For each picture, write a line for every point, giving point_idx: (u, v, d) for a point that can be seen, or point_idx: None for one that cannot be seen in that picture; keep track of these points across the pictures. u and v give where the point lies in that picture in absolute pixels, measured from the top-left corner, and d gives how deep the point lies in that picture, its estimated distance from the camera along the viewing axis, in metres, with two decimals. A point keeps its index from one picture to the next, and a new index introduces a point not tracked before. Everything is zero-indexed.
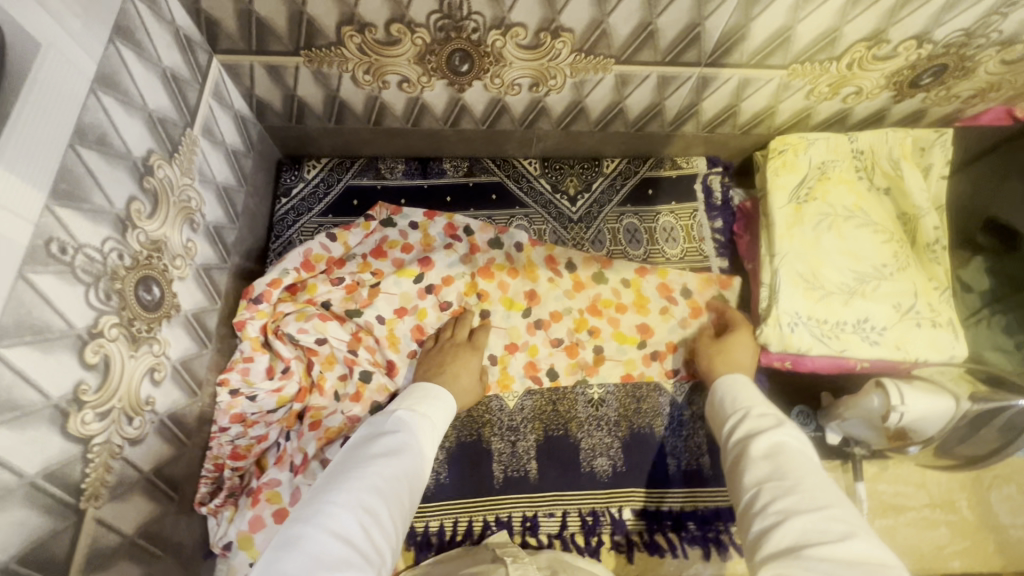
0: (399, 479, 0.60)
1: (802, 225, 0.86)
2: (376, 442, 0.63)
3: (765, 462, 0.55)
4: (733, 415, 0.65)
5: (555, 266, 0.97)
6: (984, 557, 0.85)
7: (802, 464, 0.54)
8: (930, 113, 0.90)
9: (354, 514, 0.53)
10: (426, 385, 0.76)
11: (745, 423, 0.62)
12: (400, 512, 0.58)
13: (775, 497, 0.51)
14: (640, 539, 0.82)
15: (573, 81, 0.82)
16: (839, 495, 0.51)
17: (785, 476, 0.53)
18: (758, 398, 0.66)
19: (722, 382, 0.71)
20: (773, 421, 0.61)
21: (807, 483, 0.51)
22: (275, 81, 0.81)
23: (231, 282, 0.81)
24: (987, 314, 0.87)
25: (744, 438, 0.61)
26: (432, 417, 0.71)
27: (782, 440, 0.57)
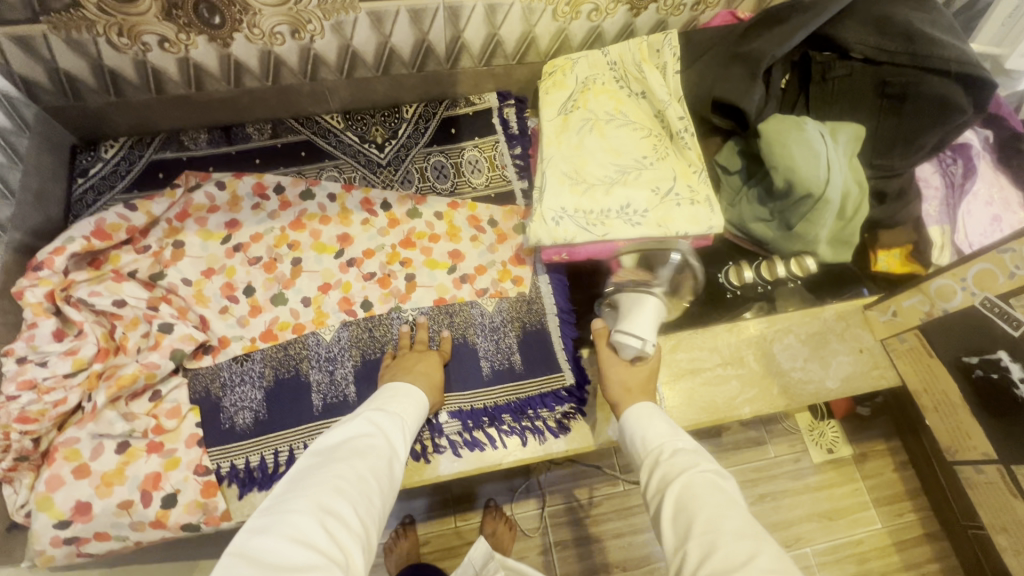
0: (364, 477, 0.62)
1: (567, 132, 0.95)
2: (339, 449, 0.64)
3: (681, 521, 0.59)
4: (649, 459, 0.69)
5: (370, 208, 1.02)
6: (771, 400, 0.95)
7: (707, 505, 0.58)
8: (671, 23, 1.02)
9: (318, 517, 0.55)
10: (396, 384, 0.80)
11: (658, 472, 0.66)
12: (369, 506, 0.60)
13: (700, 557, 0.54)
14: (460, 438, 0.87)
15: (330, 24, 0.87)
16: (765, 539, 0.54)
17: (710, 533, 0.55)
18: (663, 430, 0.72)
19: (628, 420, 0.76)
20: (687, 461, 0.65)
21: (731, 535, 0.54)
22: (29, 54, 0.81)
23: (11, 256, 0.81)
24: (744, 190, 1.01)
25: (662, 485, 0.64)
26: (400, 416, 0.74)
27: (688, 483, 0.62)
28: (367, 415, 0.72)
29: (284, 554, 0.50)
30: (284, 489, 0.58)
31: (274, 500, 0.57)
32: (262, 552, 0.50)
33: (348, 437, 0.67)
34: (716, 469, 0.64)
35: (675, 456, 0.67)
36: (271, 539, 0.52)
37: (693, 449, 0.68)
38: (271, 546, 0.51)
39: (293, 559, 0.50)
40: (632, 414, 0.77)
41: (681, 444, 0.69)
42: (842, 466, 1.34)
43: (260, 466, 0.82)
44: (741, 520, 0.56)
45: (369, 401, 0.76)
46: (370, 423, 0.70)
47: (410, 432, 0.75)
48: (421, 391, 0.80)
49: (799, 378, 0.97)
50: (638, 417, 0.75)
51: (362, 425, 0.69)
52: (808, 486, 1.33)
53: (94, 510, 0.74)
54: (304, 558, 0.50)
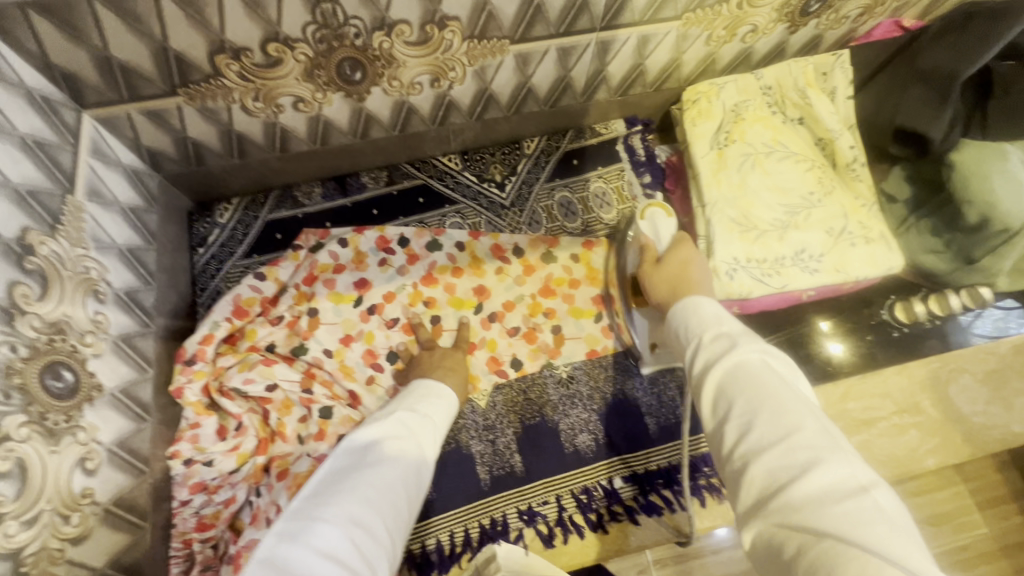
0: (395, 486, 0.56)
1: (726, 169, 0.87)
2: (369, 452, 0.59)
3: (721, 401, 0.50)
4: (689, 345, 0.58)
5: (502, 255, 0.95)
6: (954, 450, 0.89)
7: (755, 380, 0.48)
8: (826, 37, 0.92)
9: (346, 530, 0.49)
10: (425, 382, 0.75)
11: (698, 356, 0.55)
12: (396, 516, 0.55)
13: (740, 436, 0.46)
14: (636, 503, 0.82)
15: (474, 69, 0.79)
16: (808, 409, 0.45)
17: (750, 413, 0.46)
18: (708, 316, 0.59)
19: (673, 314, 0.63)
20: (725, 344, 0.54)
21: (775, 418, 0.45)
22: (159, 126, 0.75)
23: (160, 346, 0.76)
24: (914, 220, 0.91)
25: (702, 369, 0.54)
26: (429, 422, 0.68)
27: (735, 363, 0.51)
28: (383, 415, 0.66)
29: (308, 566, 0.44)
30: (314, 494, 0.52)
31: (303, 503, 0.51)
32: (288, 560, 0.44)
33: (380, 437, 0.61)
34: (761, 344, 0.52)
35: (717, 339, 0.55)
36: (298, 548, 0.45)
37: (738, 331, 0.55)
38: (295, 557, 0.44)
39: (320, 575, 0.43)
40: (678, 308, 0.63)
41: (726, 328, 0.56)
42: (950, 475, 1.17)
43: (437, 547, 0.79)
44: (787, 394, 0.46)
45: (395, 401, 0.70)
46: (401, 424, 0.64)
47: (437, 437, 0.69)
48: (452, 397, 0.74)
49: (982, 424, 0.90)
50: (685, 309, 0.62)
51: (390, 429, 0.63)
52: (909, 491, 1.14)
53: None
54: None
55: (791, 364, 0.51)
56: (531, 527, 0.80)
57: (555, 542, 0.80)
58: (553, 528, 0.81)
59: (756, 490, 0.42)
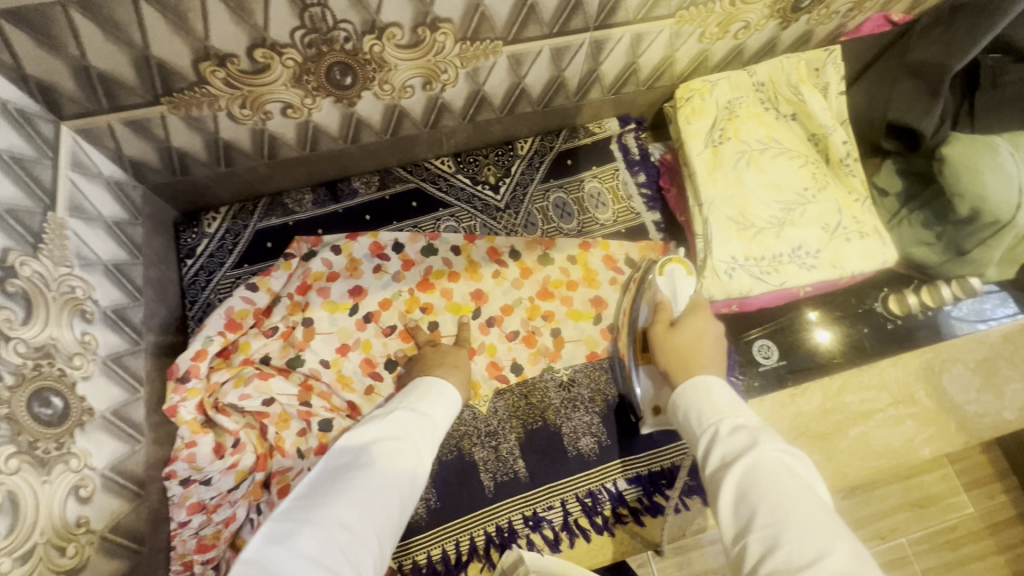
0: (388, 488, 0.56)
1: (722, 167, 0.87)
2: (363, 452, 0.58)
3: (743, 507, 0.48)
4: (703, 435, 0.56)
5: (499, 258, 0.94)
6: (949, 439, 0.90)
7: (781, 492, 0.46)
8: (817, 32, 0.93)
9: (332, 534, 0.48)
10: (430, 379, 0.74)
11: (715, 454, 0.53)
12: (389, 518, 0.54)
13: (766, 549, 0.44)
14: (641, 504, 0.82)
15: (466, 71, 0.77)
16: (836, 530, 0.43)
17: (775, 528, 0.44)
18: (721, 405, 0.58)
19: (682, 395, 0.62)
20: (745, 439, 0.52)
21: (803, 532, 0.43)
22: (142, 136, 0.72)
23: (151, 364, 0.74)
24: (905, 213, 0.93)
25: (720, 466, 0.52)
26: (431, 419, 0.67)
27: (756, 463, 0.49)
28: (382, 415, 0.65)
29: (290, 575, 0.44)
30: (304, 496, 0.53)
31: (293, 506, 0.51)
32: (272, 566, 0.45)
33: (376, 436, 0.61)
34: (780, 444, 0.51)
35: (735, 433, 0.54)
36: (283, 553, 0.46)
37: (756, 426, 0.55)
38: (279, 563, 0.45)
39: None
40: (686, 389, 0.62)
41: (743, 420, 0.55)
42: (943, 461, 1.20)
43: (443, 557, 0.78)
44: (814, 510, 0.45)
45: (398, 399, 0.69)
46: (399, 423, 0.63)
47: (440, 435, 0.68)
48: (455, 395, 0.73)
49: (974, 412, 0.91)
50: (693, 390, 0.61)
51: (387, 428, 0.62)
52: (897, 477, 1.15)
53: None
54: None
55: (811, 473, 0.51)
56: (538, 533, 0.80)
57: (563, 546, 0.79)
58: (560, 533, 0.80)
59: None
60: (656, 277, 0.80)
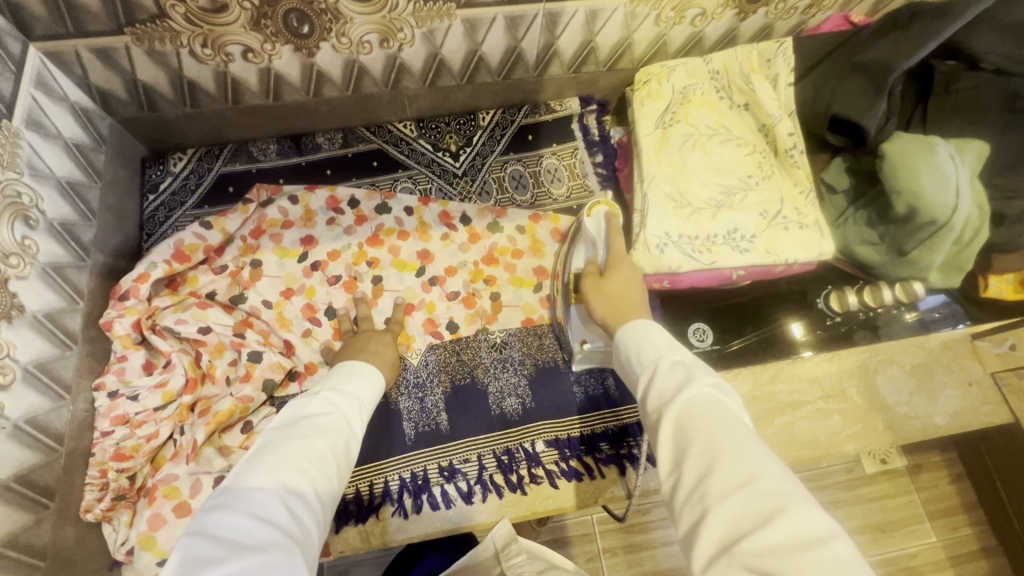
0: (327, 454, 0.54)
1: (668, 149, 0.89)
2: (298, 423, 0.56)
3: (679, 439, 0.46)
4: (643, 373, 0.55)
5: (449, 222, 0.97)
6: (876, 437, 0.90)
7: (715, 420, 0.45)
8: (777, 27, 0.95)
9: (279, 497, 0.46)
10: (353, 363, 0.72)
11: (654, 390, 0.52)
12: (330, 484, 0.52)
13: (698, 476, 0.43)
14: (557, 468, 0.83)
15: (422, 32, 0.80)
16: (763, 454, 0.43)
17: (708, 454, 0.43)
18: (662, 343, 0.57)
19: (623, 338, 0.61)
20: (681, 376, 0.51)
21: (734, 462, 0.42)
22: (107, 66, 0.77)
23: (95, 281, 0.78)
24: (851, 213, 0.93)
25: (658, 407, 0.50)
26: (359, 397, 0.66)
27: (690, 400, 0.48)
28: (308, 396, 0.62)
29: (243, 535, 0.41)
30: (241, 468, 0.49)
31: (228, 480, 0.48)
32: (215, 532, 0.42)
33: (307, 415, 0.58)
34: (716, 380, 0.50)
35: (673, 371, 0.52)
36: (227, 517, 0.43)
37: (692, 363, 0.53)
38: (224, 525, 0.42)
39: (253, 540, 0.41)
40: (626, 332, 0.62)
41: (680, 357, 0.54)
42: (892, 469, 1.18)
43: (356, 497, 0.80)
44: (741, 435, 0.44)
45: (323, 381, 0.67)
46: (328, 402, 0.62)
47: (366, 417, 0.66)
48: (379, 372, 0.73)
49: (904, 413, 0.91)
50: (634, 333, 0.60)
51: (318, 404, 0.60)
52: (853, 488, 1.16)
53: None
54: (268, 540, 0.42)
55: (742, 403, 0.50)
56: (452, 484, 0.82)
57: (475, 499, 0.81)
58: (474, 486, 0.82)
59: (715, 541, 0.39)
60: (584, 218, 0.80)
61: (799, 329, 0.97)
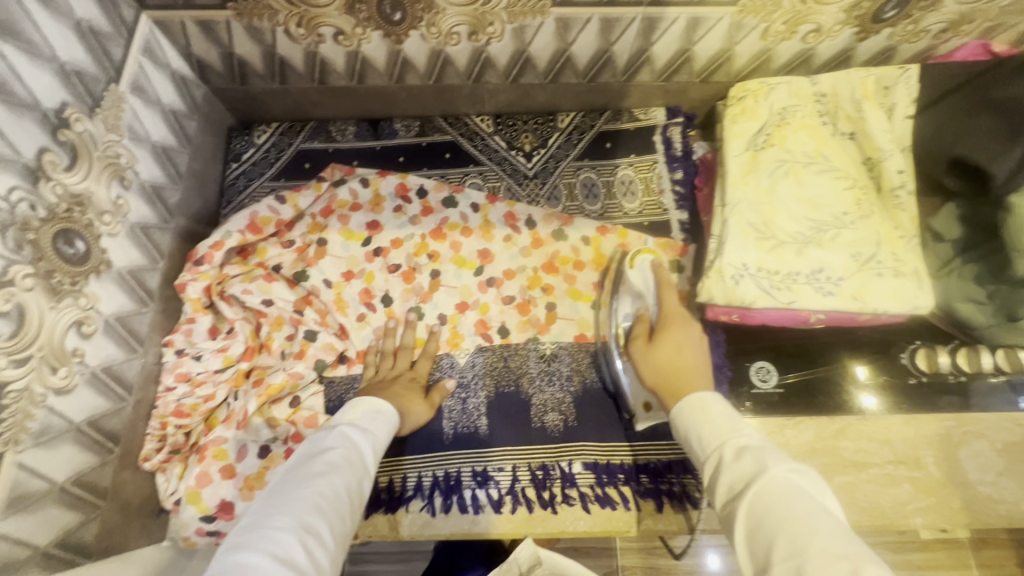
0: (344, 493, 0.53)
1: (757, 173, 0.83)
2: (319, 458, 0.56)
3: (754, 533, 0.44)
4: (707, 462, 0.53)
5: (514, 223, 0.95)
6: (949, 515, 0.81)
7: (798, 505, 0.42)
8: (900, 50, 0.85)
9: (298, 539, 0.45)
10: (368, 396, 0.72)
11: (722, 478, 0.50)
12: (344, 524, 0.52)
13: (775, 565, 0.40)
14: (591, 492, 0.81)
15: (513, 27, 0.78)
16: (851, 538, 0.39)
17: (792, 548, 0.40)
18: (720, 423, 0.55)
19: (679, 413, 0.60)
20: (753, 463, 0.48)
21: (814, 551, 0.38)
22: (209, 38, 0.79)
23: (175, 243, 0.82)
24: (958, 264, 0.82)
25: (730, 499, 0.48)
26: (378, 431, 0.66)
27: (764, 486, 0.45)
28: (327, 429, 0.63)
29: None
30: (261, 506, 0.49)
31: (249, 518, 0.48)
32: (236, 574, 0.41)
33: (324, 447, 0.58)
34: (791, 465, 0.47)
35: (739, 457, 0.50)
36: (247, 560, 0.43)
37: (761, 446, 0.51)
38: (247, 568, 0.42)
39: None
40: (682, 407, 0.60)
41: (745, 440, 0.52)
42: (952, 545, 1.07)
43: (389, 488, 0.81)
44: (829, 528, 0.40)
45: (347, 410, 0.67)
46: (346, 436, 0.61)
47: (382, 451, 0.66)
48: (392, 407, 0.71)
49: (988, 494, 0.81)
50: (690, 408, 0.59)
51: (336, 438, 0.60)
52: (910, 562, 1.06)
53: (236, 510, 0.76)
54: None
55: (833, 498, 0.45)
56: (483, 490, 0.81)
57: (504, 509, 0.80)
58: (505, 496, 0.81)
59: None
60: (629, 270, 0.83)
61: (864, 372, 0.89)
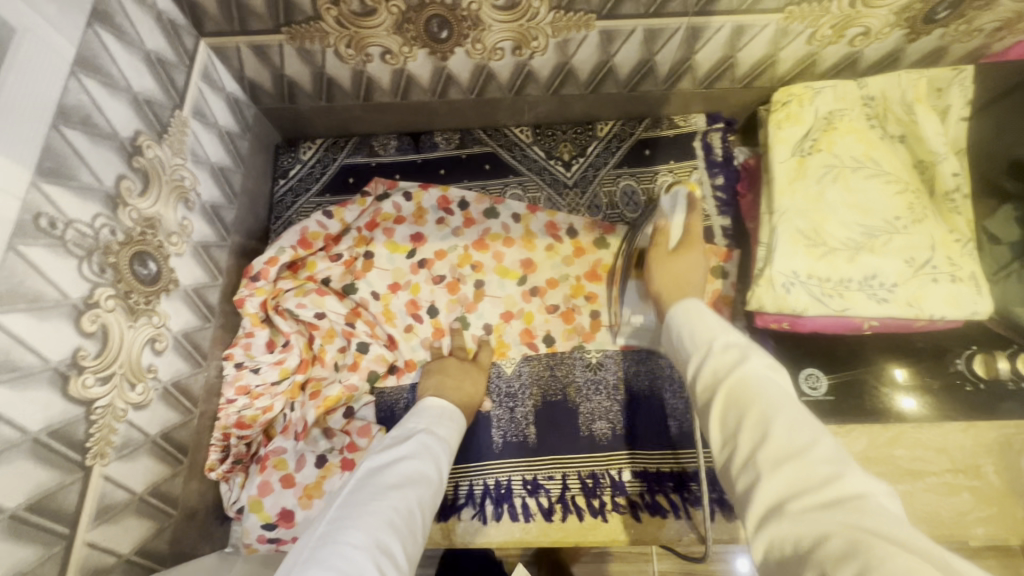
0: (414, 509, 0.54)
1: (804, 179, 0.82)
2: (386, 471, 0.57)
3: (731, 418, 0.46)
4: (696, 354, 0.55)
5: (555, 233, 0.95)
6: (1012, 526, 0.79)
7: (771, 394, 0.45)
8: (951, 50, 0.84)
9: (370, 557, 0.45)
10: (440, 400, 0.73)
11: (704, 370, 0.52)
12: (415, 541, 0.52)
13: (753, 452, 0.42)
14: (641, 500, 0.81)
15: (557, 41, 0.79)
16: (816, 424, 0.42)
17: (762, 423, 0.43)
18: (714, 324, 0.57)
19: (674, 317, 0.62)
20: (735, 355, 0.51)
21: (781, 441, 0.41)
22: (262, 61, 0.82)
23: (232, 260, 0.85)
24: (1018, 267, 0.76)
25: (709, 385, 0.50)
26: (448, 442, 0.66)
27: (740, 383, 0.47)
28: (399, 436, 0.64)
29: None
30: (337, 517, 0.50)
31: (326, 529, 0.49)
32: None
33: (397, 457, 0.60)
34: (771, 363, 0.49)
35: (726, 351, 0.52)
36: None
37: (745, 343, 0.52)
38: None
39: None
40: (676, 311, 0.63)
41: (730, 340, 0.53)
42: None
43: (441, 495, 0.83)
44: (795, 412, 0.43)
45: (416, 419, 0.68)
46: (418, 447, 0.62)
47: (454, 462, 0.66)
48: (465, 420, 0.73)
49: None
50: (687, 314, 0.60)
51: (407, 449, 0.61)
52: None
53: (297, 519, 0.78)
54: None
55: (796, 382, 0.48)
56: (534, 498, 0.82)
57: (554, 517, 0.81)
58: (554, 504, 0.82)
59: (769, 501, 0.39)
60: (664, 197, 0.85)
61: (903, 373, 0.87)
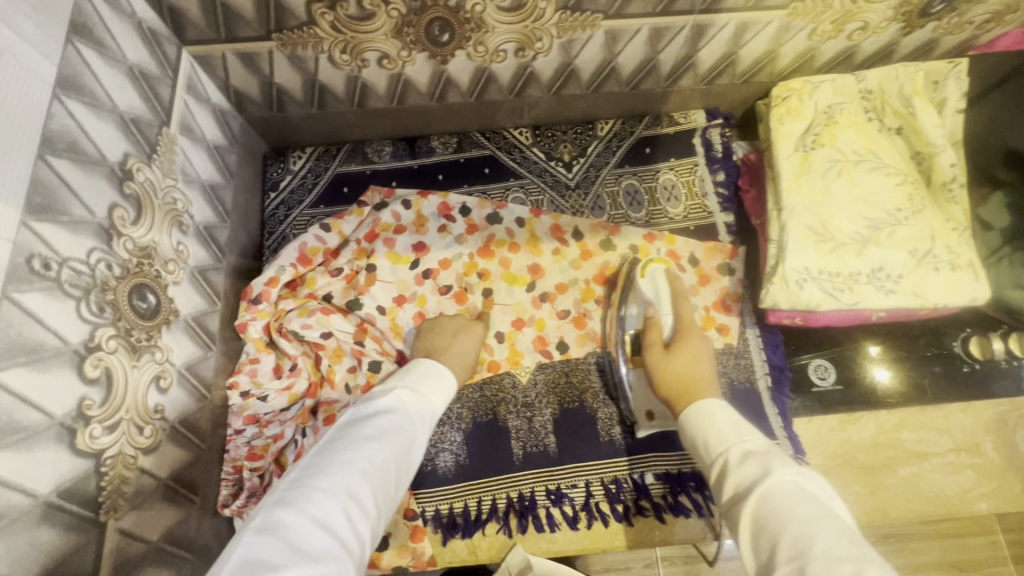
0: (389, 464, 0.54)
1: (810, 174, 0.83)
2: (366, 423, 0.56)
3: (763, 539, 0.46)
4: (714, 466, 0.56)
5: (561, 237, 0.94)
6: (1011, 499, 0.83)
7: (798, 507, 0.46)
8: (942, 42, 0.85)
9: (340, 504, 0.46)
10: (427, 361, 0.71)
11: (728, 484, 0.53)
12: (386, 493, 0.52)
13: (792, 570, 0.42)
14: (665, 501, 0.82)
15: (561, 42, 0.77)
16: (850, 536, 0.43)
17: (797, 540, 0.43)
18: (728, 428, 0.58)
19: (686, 422, 0.63)
20: (756, 467, 0.52)
21: (819, 553, 0.41)
22: (249, 69, 0.77)
23: (229, 282, 0.80)
24: (1008, 252, 0.80)
25: (737, 497, 0.51)
26: (432, 399, 0.65)
27: (768, 489, 0.49)
28: (380, 391, 0.63)
29: (303, 543, 0.41)
30: (310, 466, 0.50)
31: (298, 475, 0.49)
32: (279, 530, 0.42)
33: (376, 411, 0.58)
34: (794, 468, 0.50)
35: (744, 463, 0.53)
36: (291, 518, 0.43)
37: (763, 451, 0.54)
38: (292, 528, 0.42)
39: (315, 545, 0.41)
40: (692, 414, 0.63)
41: (749, 445, 0.55)
42: None
43: (464, 511, 0.82)
44: (829, 525, 0.43)
45: (401, 376, 0.66)
46: (399, 401, 0.61)
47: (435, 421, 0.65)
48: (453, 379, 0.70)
49: None
50: (699, 416, 0.62)
51: (387, 403, 0.60)
52: None
53: None
54: (325, 547, 0.41)
55: (832, 491, 0.49)
56: (558, 507, 0.82)
57: (580, 525, 0.81)
58: (579, 512, 0.82)
59: None
60: (641, 280, 0.87)
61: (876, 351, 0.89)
